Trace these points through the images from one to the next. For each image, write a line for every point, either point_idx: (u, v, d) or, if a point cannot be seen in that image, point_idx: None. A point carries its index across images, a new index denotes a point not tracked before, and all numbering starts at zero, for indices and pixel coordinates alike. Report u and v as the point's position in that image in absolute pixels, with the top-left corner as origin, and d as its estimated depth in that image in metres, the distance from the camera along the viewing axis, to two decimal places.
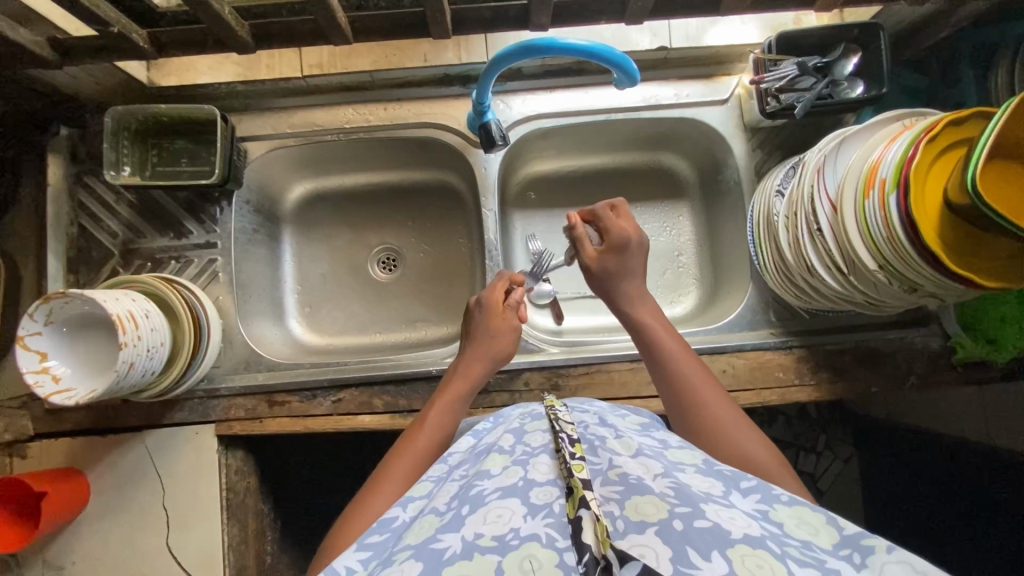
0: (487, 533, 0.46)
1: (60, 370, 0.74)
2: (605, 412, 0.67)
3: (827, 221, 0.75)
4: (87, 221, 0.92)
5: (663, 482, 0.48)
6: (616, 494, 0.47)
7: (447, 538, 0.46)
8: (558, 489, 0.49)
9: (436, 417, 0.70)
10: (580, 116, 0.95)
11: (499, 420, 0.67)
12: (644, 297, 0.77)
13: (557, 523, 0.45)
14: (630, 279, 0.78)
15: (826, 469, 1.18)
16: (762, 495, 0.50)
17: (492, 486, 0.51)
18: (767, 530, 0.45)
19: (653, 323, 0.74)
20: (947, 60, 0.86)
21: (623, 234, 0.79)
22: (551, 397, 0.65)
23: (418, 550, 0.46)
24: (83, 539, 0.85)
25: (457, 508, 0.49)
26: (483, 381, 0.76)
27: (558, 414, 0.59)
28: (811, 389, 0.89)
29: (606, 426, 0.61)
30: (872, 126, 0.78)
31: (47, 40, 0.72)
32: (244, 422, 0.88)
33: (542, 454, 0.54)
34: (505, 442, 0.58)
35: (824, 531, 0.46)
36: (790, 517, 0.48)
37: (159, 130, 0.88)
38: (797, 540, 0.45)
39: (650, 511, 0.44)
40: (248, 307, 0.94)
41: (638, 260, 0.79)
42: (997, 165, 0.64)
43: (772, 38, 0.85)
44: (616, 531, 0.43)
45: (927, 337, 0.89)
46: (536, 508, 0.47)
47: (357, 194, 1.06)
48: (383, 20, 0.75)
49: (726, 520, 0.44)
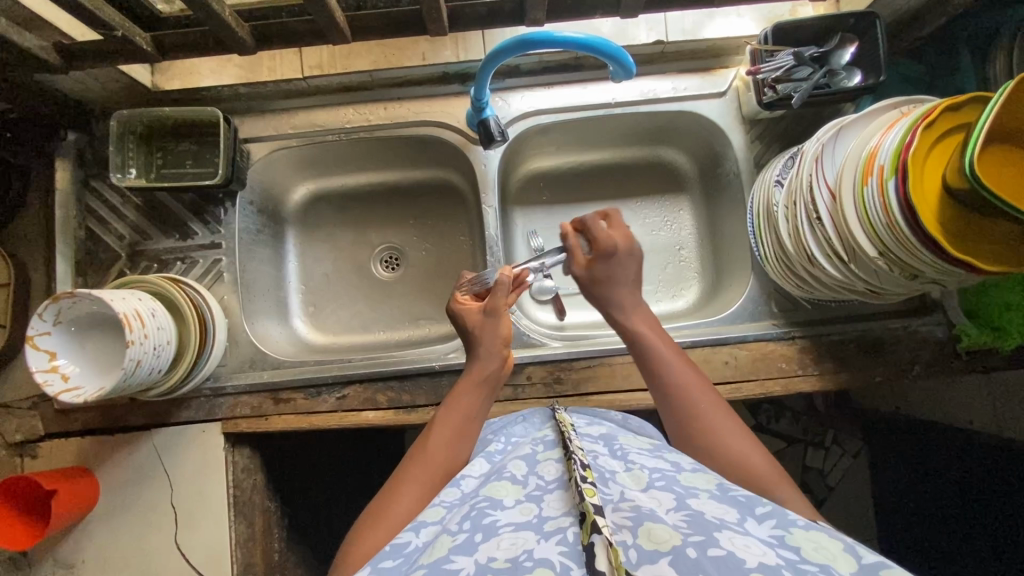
0: (500, 556, 0.46)
1: (68, 369, 0.75)
2: (613, 437, 0.67)
3: (826, 207, 0.76)
4: (95, 225, 0.93)
5: (676, 515, 0.49)
6: (628, 521, 0.48)
7: (459, 560, 0.47)
8: (572, 517, 0.49)
9: (449, 426, 0.69)
10: (578, 112, 0.95)
11: (510, 445, 0.69)
12: (638, 306, 0.74)
13: (571, 552, 0.45)
14: (622, 288, 0.74)
15: (834, 465, 1.23)
16: (778, 519, 0.50)
17: (504, 519, 0.51)
18: (782, 558, 0.44)
19: (646, 332, 0.72)
20: (944, 47, 0.87)
21: (609, 243, 0.74)
22: (563, 416, 0.68)
23: (430, 570, 0.46)
24: (93, 537, 0.86)
25: (469, 532, 0.50)
26: (492, 378, 0.74)
27: (569, 439, 0.60)
28: (815, 379, 0.88)
29: (618, 457, 0.61)
30: (869, 114, 0.78)
31: (54, 45, 0.73)
32: (251, 420, 0.89)
33: (556, 489, 0.54)
34: (518, 471, 0.59)
35: (842, 558, 0.45)
36: (807, 542, 0.48)
37: (164, 133, 0.90)
38: (813, 565, 0.44)
39: (664, 538, 0.45)
40: (252, 306, 0.95)
41: (630, 269, 0.75)
42: (998, 152, 0.64)
43: (768, 28, 0.86)
44: (629, 561, 0.44)
45: (932, 326, 0.89)
46: (548, 533, 0.48)
47: (360, 194, 1.07)
48: (382, 18, 0.76)
49: (741, 548, 0.44)
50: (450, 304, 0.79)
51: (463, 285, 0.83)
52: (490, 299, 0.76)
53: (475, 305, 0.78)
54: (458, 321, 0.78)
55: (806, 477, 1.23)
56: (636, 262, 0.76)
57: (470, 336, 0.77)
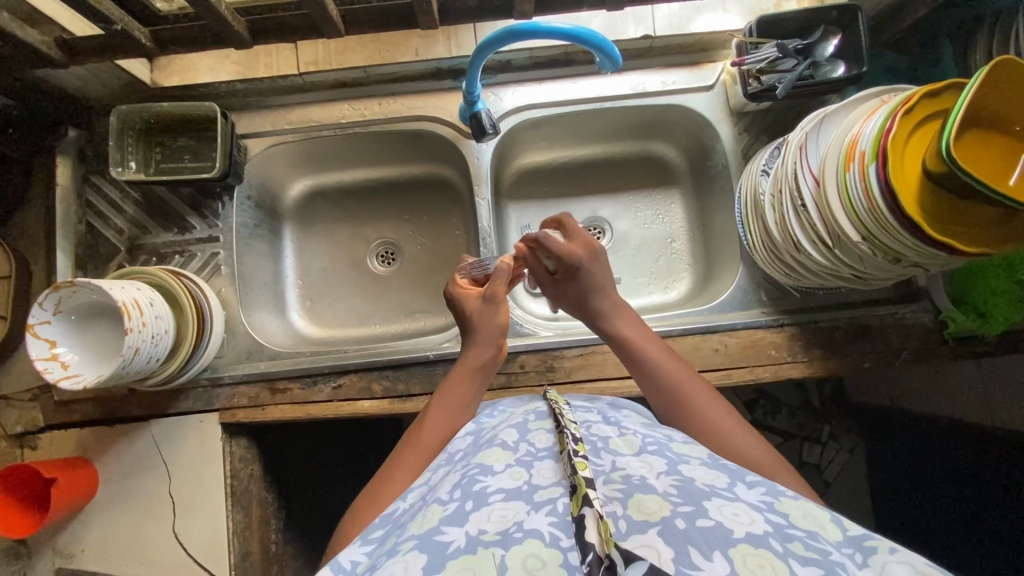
0: (490, 529, 0.46)
1: (69, 357, 0.76)
2: (607, 409, 0.68)
3: (810, 194, 0.77)
4: (95, 220, 0.95)
5: (666, 481, 0.48)
6: (619, 493, 0.47)
7: (451, 532, 0.46)
8: (563, 487, 0.48)
9: (441, 409, 0.70)
10: (568, 106, 0.97)
11: (498, 411, 0.70)
12: (619, 309, 0.73)
13: (561, 523, 0.45)
14: (599, 294, 0.73)
15: (832, 460, 1.25)
16: (767, 488, 0.49)
17: (495, 485, 0.51)
18: (770, 524, 0.44)
19: (631, 332, 0.71)
20: (926, 38, 0.88)
21: (569, 258, 0.73)
22: (554, 393, 0.67)
23: (421, 542, 0.46)
24: (93, 527, 0.87)
25: (460, 501, 0.49)
26: (491, 367, 0.74)
27: (561, 412, 0.59)
28: (804, 365, 0.90)
29: (609, 424, 0.61)
30: (850, 104, 0.80)
31: (54, 39, 0.75)
32: (247, 410, 0.90)
33: (546, 457, 0.53)
34: (508, 438, 0.58)
35: (829, 526, 0.45)
36: (796, 509, 0.47)
37: (162, 129, 0.92)
38: (801, 531, 0.44)
39: (654, 509, 0.44)
40: (250, 298, 0.97)
41: (599, 276, 0.73)
42: (975, 135, 0.66)
43: (752, 21, 0.88)
44: (619, 531, 0.43)
45: (919, 312, 0.90)
46: (539, 503, 0.47)
47: (355, 191, 1.09)
48: (374, 12, 0.78)
49: (729, 517, 0.43)
50: (451, 287, 0.81)
51: (463, 268, 0.85)
52: (491, 284, 0.77)
53: (473, 291, 0.80)
54: (456, 305, 0.80)
55: (803, 471, 1.25)
56: (606, 266, 0.74)
57: (468, 323, 0.77)
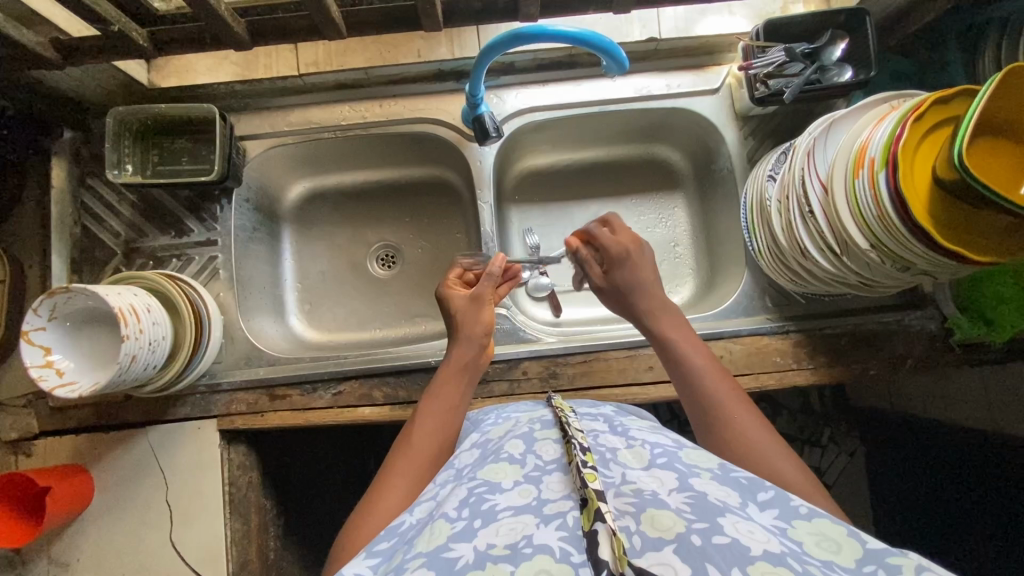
0: (498, 543, 0.45)
1: (63, 364, 0.75)
2: (613, 416, 0.67)
3: (818, 201, 0.76)
4: (90, 222, 0.93)
5: (678, 496, 0.47)
6: (631, 507, 0.45)
7: (459, 548, 0.45)
8: (572, 501, 0.47)
9: (432, 415, 0.69)
10: (571, 109, 0.96)
11: (503, 419, 0.69)
12: (664, 308, 0.74)
13: (571, 537, 0.44)
14: (642, 289, 0.75)
15: (832, 463, 1.25)
16: (781, 509, 0.48)
17: (504, 503, 0.49)
18: (785, 546, 0.43)
19: (675, 333, 0.72)
20: (934, 43, 0.87)
21: (618, 247, 0.77)
22: (559, 400, 0.66)
23: (429, 559, 0.45)
24: (88, 534, 0.86)
25: (468, 518, 0.48)
26: (475, 364, 0.76)
27: (568, 421, 0.58)
28: (810, 372, 0.89)
29: (618, 435, 0.59)
30: (860, 109, 0.79)
31: (50, 41, 0.73)
32: (247, 416, 0.89)
33: (555, 470, 0.52)
34: (514, 450, 0.57)
35: (846, 547, 0.44)
36: (810, 535, 0.46)
37: (160, 130, 0.90)
38: (817, 560, 0.42)
39: (668, 524, 0.43)
40: (249, 303, 0.96)
41: (644, 271, 0.76)
42: (985, 143, 0.65)
43: (760, 24, 0.86)
44: (633, 548, 0.42)
45: (924, 320, 0.90)
46: (548, 517, 0.46)
47: (355, 193, 1.08)
48: (377, 14, 0.77)
49: (745, 535, 0.42)
50: (440, 286, 0.81)
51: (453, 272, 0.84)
52: (479, 286, 0.78)
53: (460, 291, 0.80)
54: (443, 305, 0.80)
55: None
56: (652, 261, 0.77)
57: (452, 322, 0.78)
